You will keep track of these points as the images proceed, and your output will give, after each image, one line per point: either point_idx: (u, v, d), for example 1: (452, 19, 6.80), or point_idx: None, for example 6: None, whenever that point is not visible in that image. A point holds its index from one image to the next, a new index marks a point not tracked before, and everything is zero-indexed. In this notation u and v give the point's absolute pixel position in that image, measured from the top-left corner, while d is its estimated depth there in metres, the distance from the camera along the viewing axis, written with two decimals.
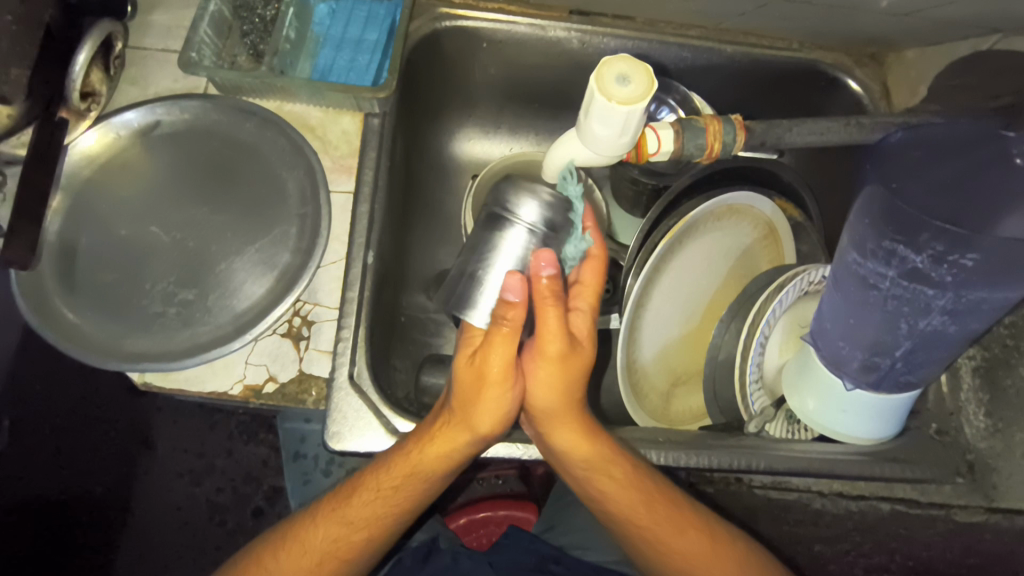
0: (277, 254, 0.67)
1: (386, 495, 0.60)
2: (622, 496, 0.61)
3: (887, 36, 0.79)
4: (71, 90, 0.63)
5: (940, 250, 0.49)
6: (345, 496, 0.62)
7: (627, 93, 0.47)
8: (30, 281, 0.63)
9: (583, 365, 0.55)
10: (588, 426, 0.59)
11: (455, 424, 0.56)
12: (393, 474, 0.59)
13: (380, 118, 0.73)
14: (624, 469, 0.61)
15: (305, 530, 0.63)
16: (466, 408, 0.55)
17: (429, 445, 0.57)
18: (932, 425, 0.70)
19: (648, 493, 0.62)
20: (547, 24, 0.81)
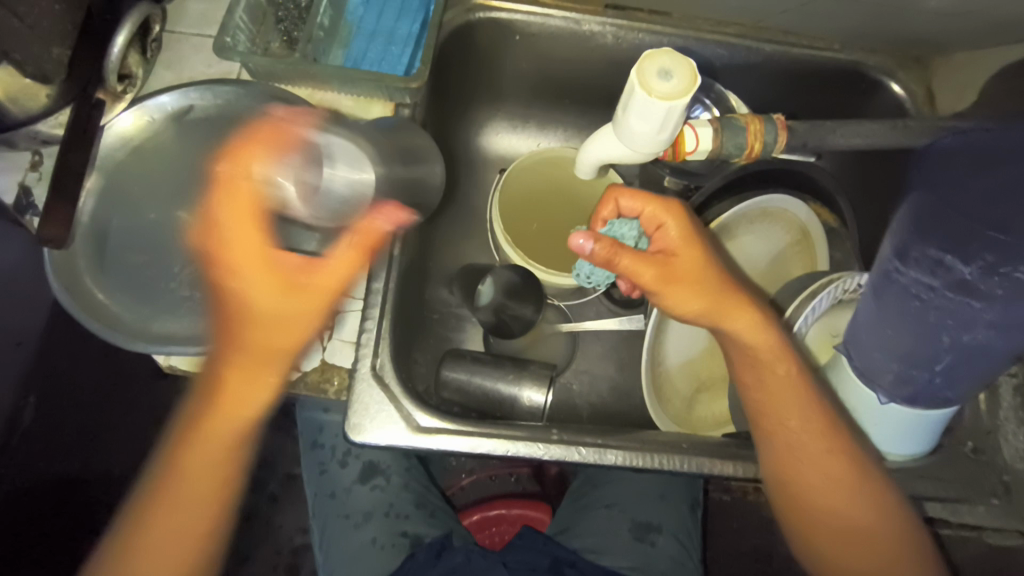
0: (304, 242, 0.67)
1: (206, 432, 0.59)
2: (812, 442, 0.58)
3: (935, 37, 0.76)
4: (109, 70, 0.64)
5: (992, 260, 0.47)
6: (178, 442, 0.60)
7: (668, 87, 0.45)
8: (64, 261, 0.63)
9: (757, 337, 0.59)
10: (777, 384, 0.59)
11: (273, 334, 0.57)
12: (225, 408, 0.59)
13: (411, 109, 0.73)
14: (835, 460, 0.58)
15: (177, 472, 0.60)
16: (258, 291, 0.56)
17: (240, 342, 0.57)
18: (967, 443, 0.67)
19: (832, 435, 0.58)
20: (582, 18, 0.79)
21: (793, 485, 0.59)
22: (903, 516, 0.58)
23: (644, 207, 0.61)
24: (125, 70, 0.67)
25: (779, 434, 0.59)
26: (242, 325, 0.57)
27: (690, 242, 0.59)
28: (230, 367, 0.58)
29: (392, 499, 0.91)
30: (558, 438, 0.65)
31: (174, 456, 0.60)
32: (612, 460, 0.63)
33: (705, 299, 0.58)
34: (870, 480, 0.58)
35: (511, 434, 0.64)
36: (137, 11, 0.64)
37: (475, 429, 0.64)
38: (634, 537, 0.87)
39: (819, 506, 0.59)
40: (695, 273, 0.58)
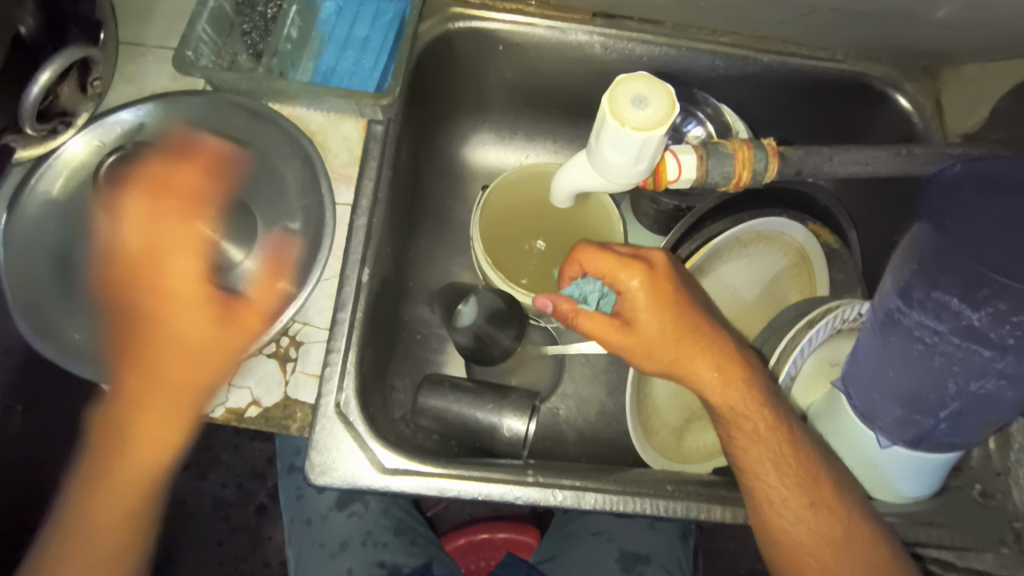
0: (282, 249, 0.64)
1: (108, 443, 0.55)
2: (791, 500, 0.54)
3: (944, 48, 0.71)
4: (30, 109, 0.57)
5: (1004, 309, 0.42)
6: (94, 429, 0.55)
7: (644, 117, 0.41)
8: (27, 295, 0.60)
9: (726, 392, 0.55)
10: (750, 437, 0.55)
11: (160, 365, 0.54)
12: (141, 441, 0.55)
13: (384, 124, 0.68)
14: (823, 515, 0.54)
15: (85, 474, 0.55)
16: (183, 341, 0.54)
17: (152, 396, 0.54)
18: (975, 485, 0.62)
19: (812, 487, 0.54)
20: (568, 27, 0.75)
21: (779, 547, 0.54)
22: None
23: (604, 268, 0.56)
24: (56, 109, 0.61)
25: (759, 494, 0.55)
26: (155, 354, 0.55)
27: (651, 303, 0.55)
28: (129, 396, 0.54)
29: (370, 525, 0.87)
30: (535, 479, 0.60)
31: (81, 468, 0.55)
32: (592, 504, 0.59)
33: (662, 353, 0.55)
34: (861, 542, 0.53)
35: (485, 475, 0.60)
36: (70, 51, 0.59)
37: (446, 469, 0.60)
38: (622, 569, 0.84)
39: (810, 571, 0.54)
40: (653, 341, 0.54)
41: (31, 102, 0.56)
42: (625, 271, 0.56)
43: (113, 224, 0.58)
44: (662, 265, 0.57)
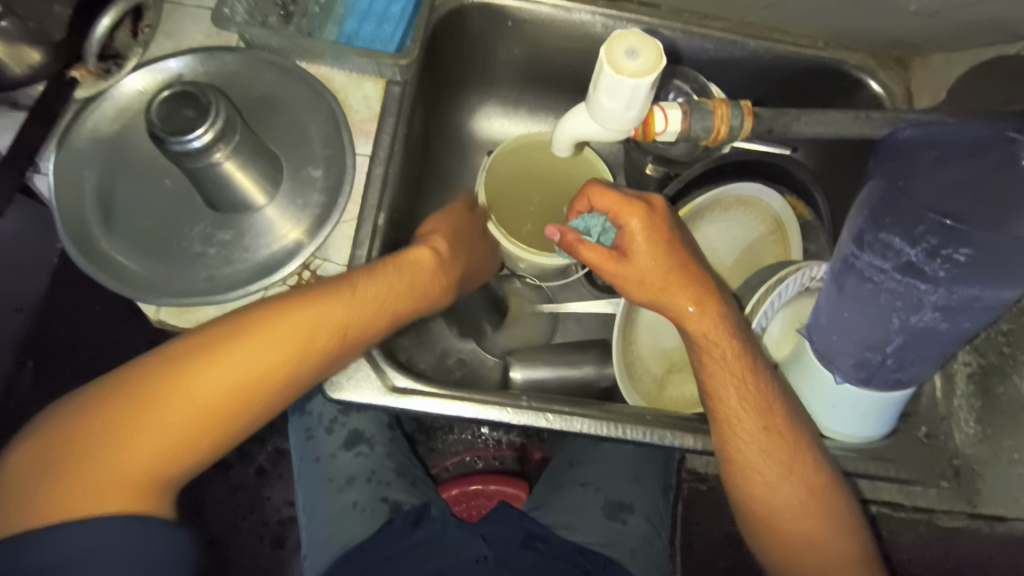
0: (306, 195, 0.70)
1: (318, 326, 0.60)
2: (749, 426, 0.61)
3: (912, 38, 0.79)
4: (90, 53, 0.66)
5: (935, 243, 0.50)
6: (288, 305, 0.60)
7: (636, 67, 0.48)
8: (75, 222, 0.66)
9: (702, 322, 0.62)
10: (718, 365, 0.62)
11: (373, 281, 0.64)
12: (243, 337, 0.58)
13: (401, 86, 0.75)
14: (776, 440, 0.61)
15: (218, 348, 0.57)
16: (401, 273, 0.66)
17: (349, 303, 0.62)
18: (921, 428, 0.70)
19: (768, 414, 0.61)
20: (572, 6, 0.82)
21: (734, 467, 0.61)
22: (835, 502, 0.60)
23: (610, 203, 0.62)
24: (111, 51, 0.69)
25: (723, 417, 0.62)
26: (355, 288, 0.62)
27: (649, 239, 0.61)
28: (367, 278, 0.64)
29: (375, 465, 0.93)
30: (527, 404, 0.67)
31: (251, 330, 0.58)
32: (579, 428, 0.66)
33: (650, 280, 0.61)
34: (800, 466, 0.60)
35: (483, 398, 0.67)
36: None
37: (446, 392, 0.67)
38: (606, 514, 0.90)
39: (753, 484, 0.61)
40: (646, 270, 0.61)
41: (92, 45, 0.66)
42: (626, 205, 0.61)
43: (194, 179, 0.64)
44: (661, 207, 0.63)
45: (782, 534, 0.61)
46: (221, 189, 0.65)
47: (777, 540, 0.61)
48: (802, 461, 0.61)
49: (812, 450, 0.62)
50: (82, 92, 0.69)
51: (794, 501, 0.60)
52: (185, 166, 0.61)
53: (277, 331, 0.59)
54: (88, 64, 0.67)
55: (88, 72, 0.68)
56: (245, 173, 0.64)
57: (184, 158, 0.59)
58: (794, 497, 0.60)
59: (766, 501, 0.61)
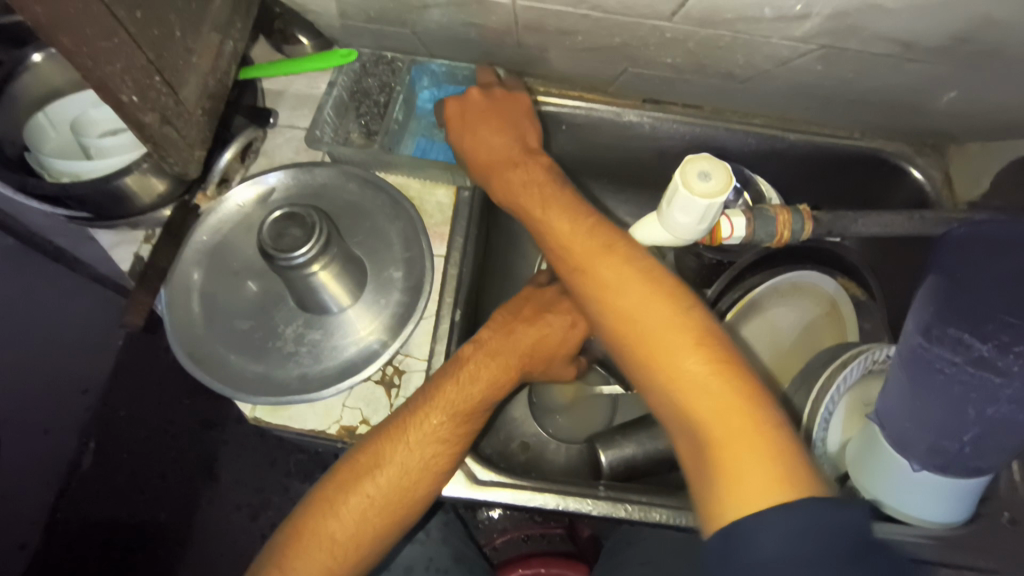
0: (387, 294, 0.76)
1: (418, 458, 0.63)
2: (687, 349, 0.54)
3: (946, 129, 0.84)
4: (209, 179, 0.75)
5: (1007, 340, 0.53)
6: (388, 446, 0.63)
7: (707, 188, 0.53)
8: (182, 326, 0.72)
9: (607, 263, 0.62)
10: (637, 299, 0.58)
11: (465, 368, 0.67)
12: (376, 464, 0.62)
13: (471, 191, 0.82)
14: (718, 383, 0.52)
15: (359, 474, 0.62)
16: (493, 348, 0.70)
17: (451, 397, 0.65)
18: (1004, 513, 0.70)
19: (693, 344, 0.55)
20: (623, 110, 0.89)
21: (678, 404, 0.53)
22: (763, 421, 0.50)
23: (495, 161, 0.74)
24: (225, 175, 0.78)
25: (654, 339, 0.56)
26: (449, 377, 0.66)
27: (530, 186, 0.70)
28: (452, 378, 0.66)
29: (431, 553, 0.94)
30: (605, 494, 0.70)
31: (367, 473, 0.62)
32: (657, 518, 0.68)
33: (561, 232, 0.66)
34: (732, 402, 0.51)
35: (560, 488, 0.69)
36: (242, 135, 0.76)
37: (525, 483, 0.69)
38: None
39: (688, 407, 0.52)
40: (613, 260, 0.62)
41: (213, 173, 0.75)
42: (510, 166, 0.72)
43: (293, 288, 0.71)
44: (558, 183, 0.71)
45: (721, 471, 0.48)
46: (315, 296, 0.72)
47: (696, 458, 0.51)
48: (726, 392, 0.51)
49: (764, 403, 0.51)
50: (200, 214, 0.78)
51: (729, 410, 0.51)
52: (282, 275, 0.67)
53: (393, 448, 0.63)
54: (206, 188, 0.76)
55: (206, 196, 0.77)
56: (337, 281, 0.71)
57: (284, 270, 0.65)
58: (731, 429, 0.50)
59: (699, 417, 0.51)
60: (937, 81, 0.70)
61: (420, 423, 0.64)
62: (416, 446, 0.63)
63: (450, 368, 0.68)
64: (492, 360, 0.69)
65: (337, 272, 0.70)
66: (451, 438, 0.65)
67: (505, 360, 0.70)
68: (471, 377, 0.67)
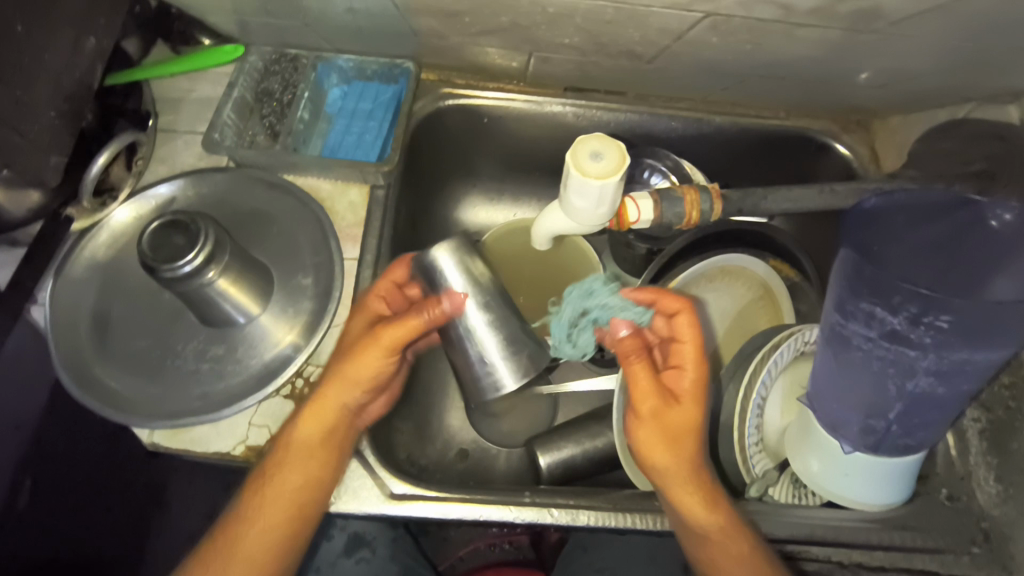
0: (297, 302, 0.72)
1: (303, 476, 0.61)
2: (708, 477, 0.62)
3: (870, 102, 0.82)
4: (85, 191, 0.69)
5: (915, 311, 0.49)
6: (275, 466, 0.62)
7: (602, 168, 0.50)
8: (71, 351, 0.67)
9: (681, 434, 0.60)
10: (682, 469, 0.60)
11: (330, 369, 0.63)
12: (271, 492, 0.62)
13: (384, 189, 0.78)
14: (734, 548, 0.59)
15: (257, 496, 0.63)
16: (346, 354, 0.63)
17: (314, 412, 0.62)
18: (942, 490, 0.68)
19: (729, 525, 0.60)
20: (544, 100, 0.85)
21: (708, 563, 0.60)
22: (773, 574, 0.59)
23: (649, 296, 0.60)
24: (106, 185, 0.72)
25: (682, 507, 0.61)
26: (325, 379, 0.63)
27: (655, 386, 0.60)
28: (324, 383, 0.63)
29: (378, 570, 0.89)
30: (531, 500, 0.66)
31: (263, 493, 0.62)
32: (584, 521, 0.65)
33: (677, 421, 0.60)
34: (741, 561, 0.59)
35: (484, 496, 0.66)
36: (119, 139, 0.70)
37: (448, 494, 0.66)
38: None
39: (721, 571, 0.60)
40: (689, 419, 0.60)
41: (88, 183, 0.69)
42: (636, 354, 0.59)
43: (187, 297, 0.65)
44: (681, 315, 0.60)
45: None
46: (206, 305, 0.66)
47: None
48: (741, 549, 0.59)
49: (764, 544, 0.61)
50: (77, 226, 0.71)
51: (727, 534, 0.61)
52: (176, 289, 0.62)
53: (277, 466, 0.62)
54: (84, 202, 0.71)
55: (84, 208, 0.71)
56: (239, 287, 0.66)
57: (174, 282, 0.61)
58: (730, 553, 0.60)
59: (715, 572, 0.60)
60: (850, 51, 0.69)
61: (295, 437, 0.62)
62: (298, 467, 0.62)
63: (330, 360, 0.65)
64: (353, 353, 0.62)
65: (228, 280, 0.65)
66: (326, 443, 0.63)
67: (365, 355, 0.61)
68: (331, 379, 0.62)
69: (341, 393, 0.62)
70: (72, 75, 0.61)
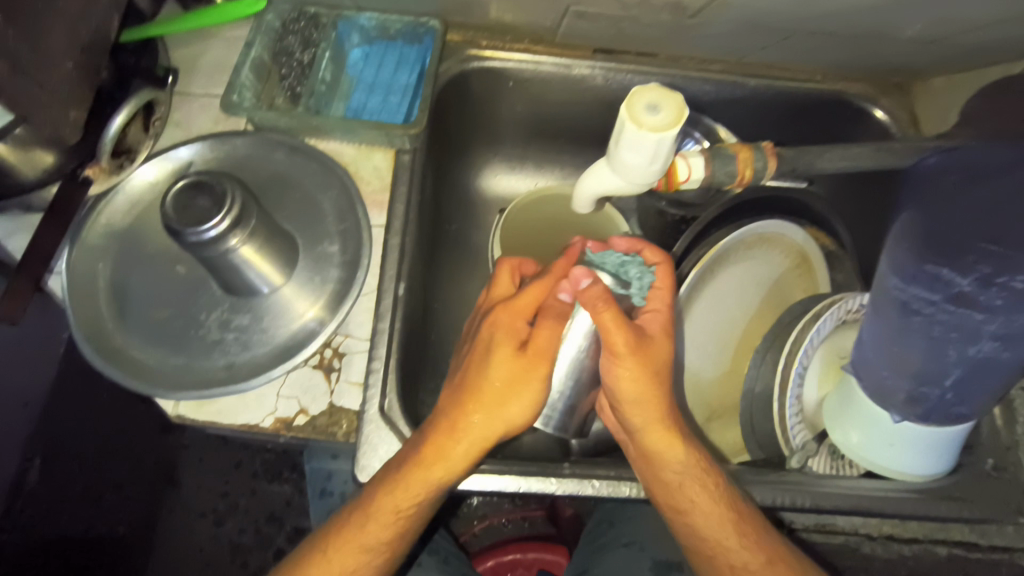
0: (324, 270, 0.69)
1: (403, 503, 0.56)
2: (662, 451, 0.59)
3: (911, 64, 0.80)
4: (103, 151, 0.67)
5: (988, 272, 0.48)
6: (383, 494, 0.56)
7: (658, 121, 0.49)
8: (89, 320, 0.64)
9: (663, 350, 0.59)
10: (659, 411, 0.58)
11: (476, 377, 0.57)
12: (380, 512, 0.56)
13: (410, 154, 0.75)
14: (727, 521, 0.58)
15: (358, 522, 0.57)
16: (483, 357, 0.58)
17: (446, 430, 0.57)
18: (989, 460, 0.66)
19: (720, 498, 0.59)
20: (572, 62, 0.82)
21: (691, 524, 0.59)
22: (767, 546, 0.57)
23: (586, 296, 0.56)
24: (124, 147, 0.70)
25: (660, 475, 0.60)
26: (465, 389, 0.58)
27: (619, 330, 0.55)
28: (457, 404, 0.57)
29: None
30: (570, 472, 0.65)
31: (351, 540, 0.57)
32: (627, 493, 0.64)
33: (643, 393, 0.57)
34: (737, 526, 0.58)
35: (522, 469, 0.64)
36: (139, 95, 0.67)
37: (485, 467, 0.64)
38: None
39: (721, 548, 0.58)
40: (666, 350, 0.59)
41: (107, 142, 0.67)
42: (602, 301, 0.55)
43: (210, 266, 0.63)
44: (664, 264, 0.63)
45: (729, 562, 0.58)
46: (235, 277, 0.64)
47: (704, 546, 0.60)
48: (745, 528, 0.58)
49: (763, 521, 0.60)
50: (95, 189, 0.69)
51: (689, 509, 0.59)
52: (201, 255, 0.60)
53: (390, 491, 0.56)
54: (101, 162, 0.68)
55: (101, 168, 0.69)
56: (265, 261, 0.64)
57: (198, 247, 0.58)
58: (708, 514, 0.59)
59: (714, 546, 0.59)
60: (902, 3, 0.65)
61: (416, 459, 0.56)
62: (408, 493, 0.56)
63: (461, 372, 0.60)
64: (490, 370, 0.57)
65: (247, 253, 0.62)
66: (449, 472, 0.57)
67: (502, 360, 0.57)
68: (467, 404, 0.57)
69: (475, 418, 0.56)
70: (88, 25, 0.58)
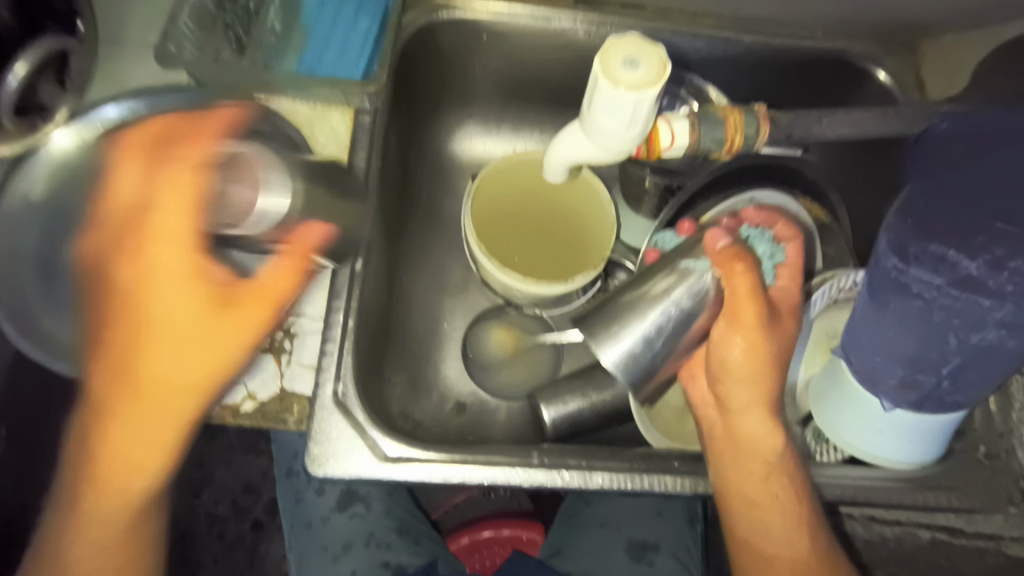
0: (274, 242, 0.63)
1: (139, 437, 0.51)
2: (762, 439, 0.55)
3: (922, 17, 0.73)
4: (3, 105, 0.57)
5: (1001, 254, 0.44)
6: (99, 422, 0.51)
7: (636, 79, 0.44)
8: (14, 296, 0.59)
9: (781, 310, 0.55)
10: (759, 379, 0.54)
11: (155, 303, 0.50)
12: (124, 453, 0.51)
13: (371, 114, 0.68)
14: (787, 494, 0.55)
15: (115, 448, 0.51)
16: (164, 279, 0.50)
17: (141, 347, 0.50)
18: (980, 448, 0.64)
19: (785, 480, 0.55)
20: (551, 14, 0.74)
21: (753, 517, 0.55)
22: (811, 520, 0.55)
23: (721, 256, 0.53)
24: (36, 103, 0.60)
25: (748, 451, 0.56)
26: (129, 309, 0.49)
27: (746, 294, 0.52)
28: (171, 324, 0.50)
29: (372, 527, 0.84)
30: (540, 462, 0.61)
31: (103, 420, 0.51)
32: (598, 483, 0.60)
33: (759, 358, 0.53)
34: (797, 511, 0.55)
35: (490, 458, 0.60)
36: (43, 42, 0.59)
37: (447, 456, 0.60)
38: (631, 558, 0.78)
39: (762, 539, 0.55)
40: (785, 302, 0.56)
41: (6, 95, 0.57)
42: (740, 260, 0.52)
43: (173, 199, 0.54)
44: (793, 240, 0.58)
45: (765, 552, 0.55)
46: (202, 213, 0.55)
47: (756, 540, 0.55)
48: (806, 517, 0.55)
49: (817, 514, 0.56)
50: None
51: (767, 504, 0.55)
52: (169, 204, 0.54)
53: (129, 399, 0.50)
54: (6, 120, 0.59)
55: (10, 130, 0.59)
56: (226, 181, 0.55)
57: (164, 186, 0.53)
58: (776, 511, 0.55)
59: (761, 541, 0.55)
60: None
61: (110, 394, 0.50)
62: (131, 424, 0.50)
63: (120, 322, 0.50)
64: (169, 319, 0.50)
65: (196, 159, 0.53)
66: (180, 393, 0.51)
67: (178, 262, 0.50)
68: (146, 323, 0.50)
69: (176, 364, 0.50)
70: None
